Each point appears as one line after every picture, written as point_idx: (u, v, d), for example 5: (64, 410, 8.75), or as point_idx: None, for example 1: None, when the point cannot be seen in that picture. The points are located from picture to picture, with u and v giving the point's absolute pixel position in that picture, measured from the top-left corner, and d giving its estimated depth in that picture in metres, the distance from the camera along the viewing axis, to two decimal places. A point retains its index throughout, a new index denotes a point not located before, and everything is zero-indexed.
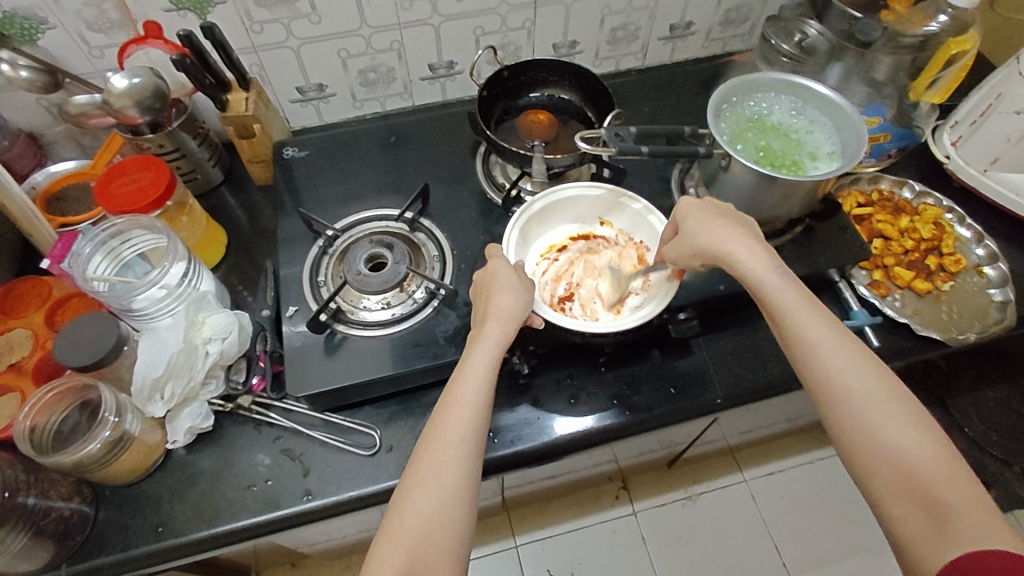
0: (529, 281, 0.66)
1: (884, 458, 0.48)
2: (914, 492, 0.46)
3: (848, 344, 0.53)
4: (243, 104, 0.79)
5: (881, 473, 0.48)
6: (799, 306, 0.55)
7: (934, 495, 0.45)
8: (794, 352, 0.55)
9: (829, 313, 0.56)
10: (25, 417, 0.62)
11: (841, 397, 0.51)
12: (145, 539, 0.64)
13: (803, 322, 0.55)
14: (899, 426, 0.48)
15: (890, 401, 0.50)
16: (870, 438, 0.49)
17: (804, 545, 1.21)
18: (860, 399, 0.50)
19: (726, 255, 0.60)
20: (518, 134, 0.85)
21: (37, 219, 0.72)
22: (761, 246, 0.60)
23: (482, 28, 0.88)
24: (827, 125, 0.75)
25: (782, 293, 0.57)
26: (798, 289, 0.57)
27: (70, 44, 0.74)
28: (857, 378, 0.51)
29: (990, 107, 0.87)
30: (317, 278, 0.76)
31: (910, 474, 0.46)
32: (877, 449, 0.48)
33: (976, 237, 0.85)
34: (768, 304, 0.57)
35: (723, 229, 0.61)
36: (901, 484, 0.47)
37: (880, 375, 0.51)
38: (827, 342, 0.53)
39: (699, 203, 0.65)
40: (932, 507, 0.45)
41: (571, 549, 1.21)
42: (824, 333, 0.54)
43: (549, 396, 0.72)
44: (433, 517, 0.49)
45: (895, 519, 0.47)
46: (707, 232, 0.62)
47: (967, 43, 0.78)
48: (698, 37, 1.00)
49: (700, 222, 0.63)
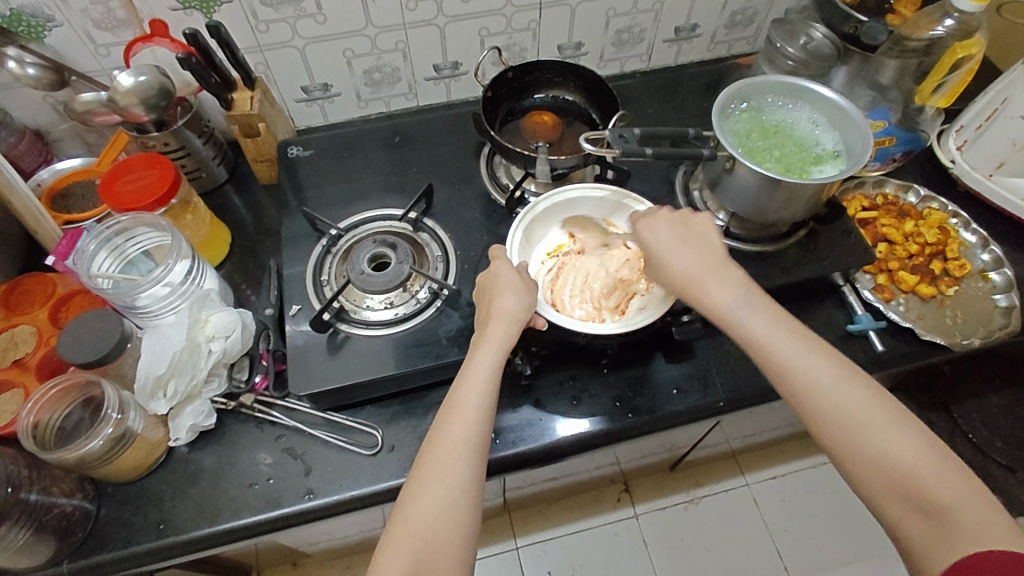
0: (532, 282, 0.65)
1: (877, 469, 0.48)
2: (912, 499, 0.46)
3: (819, 355, 0.53)
4: (249, 103, 0.80)
5: (878, 484, 0.48)
6: (764, 327, 0.55)
7: (931, 499, 0.45)
8: (768, 374, 0.54)
9: (794, 324, 0.56)
10: (28, 414, 0.62)
11: (820, 415, 0.51)
12: (147, 536, 0.64)
13: (772, 343, 0.54)
14: (885, 433, 0.48)
15: (870, 407, 0.50)
16: (860, 452, 0.48)
17: (807, 550, 1.20)
18: (841, 414, 0.50)
19: (689, 280, 0.59)
20: (523, 135, 0.85)
21: (41, 216, 0.72)
22: (721, 267, 0.60)
23: (487, 29, 0.88)
24: (834, 134, 0.75)
25: (745, 317, 0.56)
26: (761, 305, 0.56)
27: (76, 42, 0.74)
28: (835, 392, 0.51)
29: (996, 111, 0.91)
30: (321, 277, 0.76)
31: (904, 481, 0.47)
32: (869, 460, 0.48)
33: (980, 242, 0.85)
34: (733, 330, 0.56)
35: (685, 255, 0.61)
36: (899, 494, 0.47)
37: (856, 381, 0.51)
38: (798, 360, 0.52)
39: (661, 220, 0.65)
40: (932, 512, 0.45)
41: (573, 551, 1.21)
42: (793, 351, 0.53)
43: (551, 397, 0.72)
44: (439, 519, 0.49)
45: (902, 528, 0.47)
46: (669, 259, 0.61)
47: (974, 47, 0.75)
48: (704, 40, 1.00)
49: (662, 247, 0.63)
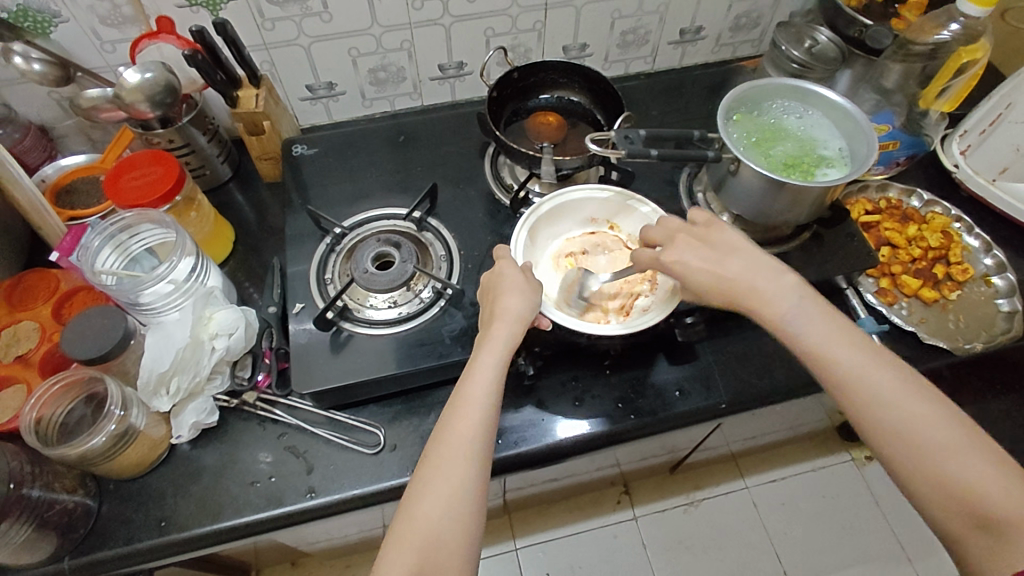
0: (536, 282, 0.66)
1: (938, 482, 0.48)
2: (972, 513, 0.46)
3: (880, 364, 0.53)
4: (253, 101, 0.80)
5: (938, 497, 0.48)
6: (822, 335, 0.54)
7: (993, 514, 0.46)
8: (826, 382, 0.54)
9: (853, 331, 0.55)
10: (31, 409, 0.62)
11: (880, 426, 0.51)
12: (148, 533, 0.64)
13: (831, 352, 0.54)
14: (948, 446, 0.48)
15: (934, 420, 0.50)
16: (921, 465, 0.49)
17: (806, 554, 1.20)
18: (903, 426, 0.50)
19: (738, 289, 0.59)
20: (527, 136, 0.85)
21: (45, 212, 0.72)
22: (771, 273, 0.59)
23: (493, 29, 0.88)
24: (842, 142, 0.75)
25: (801, 324, 0.55)
26: (818, 313, 0.56)
27: (82, 38, 0.74)
28: (896, 403, 0.51)
29: (1000, 116, 0.89)
30: (324, 275, 0.76)
31: (965, 495, 0.47)
32: (930, 473, 0.48)
33: (983, 246, 0.85)
34: (789, 338, 0.56)
35: (722, 266, 0.60)
36: (958, 508, 0.47)
37: (918, 392, 0.51)
38: (858, 370, 0.52)
39: (681, 242, 0.62)
40: (993, 526, 0.45)
41: (572, 552, 1.21)
42: (853, 360, 0.53)
43: (554, 397, 0.72)
44: (443, 518, 0.50)
45: (960, 540, 0.47)
46: (706, 269, 0.60)
47: (978, 51, 0.76)
48: (709, 42, 1.00)
49: (688, 265, 0.61)
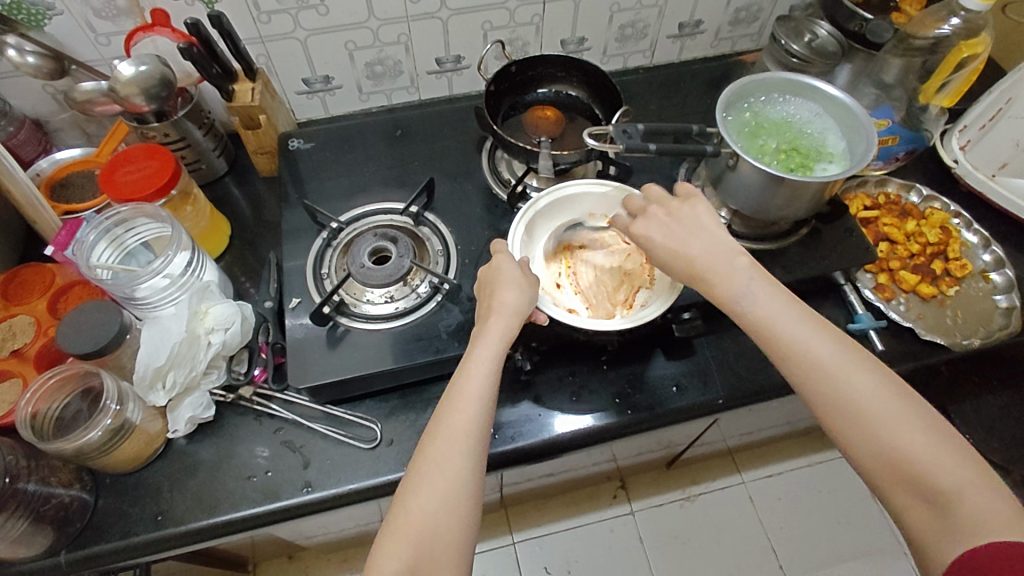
0: (534, 277, 0.65)
1: (880, 454, 0.47)
2: (913, 485, 0.46)
3: (825, 337, 0.52)
4: (249, 95, 0.79)
5: (880, 469, 0.47)
6: (769, 309, 0.54)
7: (934, 485, 0.45)
8: (773, 356, 0.53)
9: (800, 304, 0.54)
10: (26, 404, 0.62)
11: (823, 398, 0.50)
12: (145, 527, 0.64)
13: (777, 325, 0.53)
14: (891, 418, 0.48)
15: (878, 392, 0.49)
16: (863, 437, 0.48)
17: (802, 549, 1.21)
18: (846, 398, 0.49)
19: (692, 264, 0.58)
20: (525, 130, 0.85)
21: (40, 206, 0.71)
22: (723, 250, 0.58)
23: (490, 23, 0.87)
24: (842, 138, 0.74)
25: (750, 298, 0.55)
26: (767, 287, 0.55)
27: (76, 31, 0.74)
28: (840, 375, 0.50)
29: (1000, 111, 0.91)
30: (321, 270, 0.76)
31: (906, 467, 0.46)
32: (873, 445, 0.47)
33: (982, 242, 0.85)
34: (737, 312, 0.55)
35: (682, 243, 0.60)
36: (900, 480, 0.46)
37: (863, 364, 0.50)
38: (804, 343, 0.52)
39: (653, 220, 0.63)
40: (933, 497, 0.45)
41: (568, 546, 1.21)
42: (799, 332, 0.52)
43: (550, 392, 0.72)
44: (439, 512, 0.49)
45: (903, 512, 0.47)
46: (665, 246, 0.60)
47: (978, 46, 0.77)
48: (708, 36, 1.00)
49: (656, 241, 0.61)
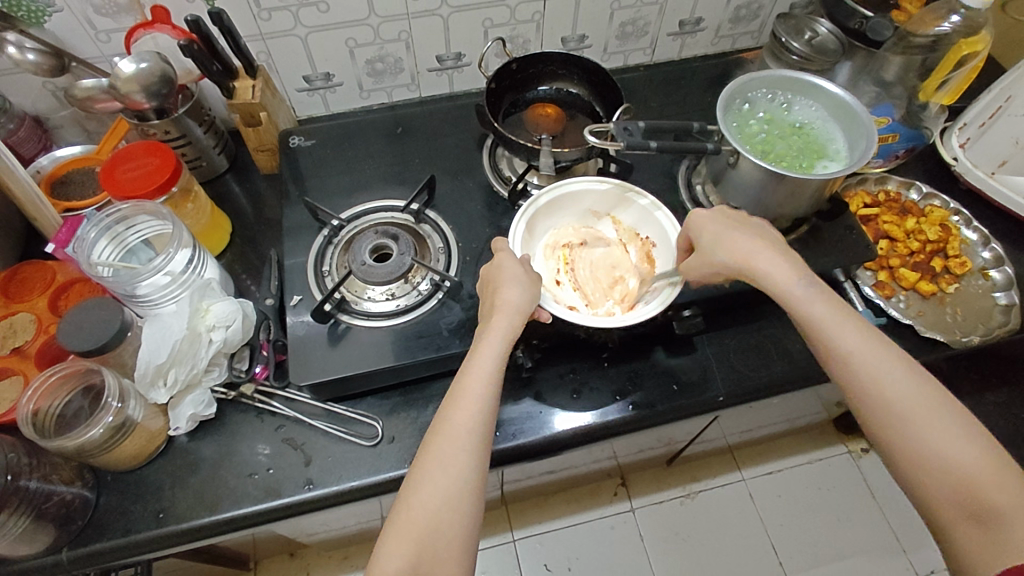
0: (535, 274, 0.65)
1: (930, 467, 0.49)
2: (964, 499, 0.47)
3: (883, 350, 0.54)
4: (249, 92, 0.79)
5: (929, 481, 0.48)
6: (827, 316, 0.56)
7: (984, 501, 0.46)
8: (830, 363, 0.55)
9: (858, 318, 0.57)
10: (28, 401, 0.62)
11: (878, 409, 0.52)
12: (146, 524, 0.64)
13: (835, 332, 0.55)
14: (946, 433, 0.49)
15: (933, 408, 0.50)
16: (914, 447, 0.50)
17: (802, 546, 1.21)
18: (899, 409, 0.51)
19: (750, 268, 0.61)
20: (526, 128, 0.85)
21: (40, 204, 0.71)
22: (780, 256, 0.61)
23: (491, 20, 0.87)
24: (841, 137, 0.74)
25: (808, 302, 0.57)
26: (824, 295, 0.58)
27: (76, 27, 0.74)
28: (896, 387, 0.52)
29: (999, 110, 0.89)
30: (322, 268, 0.76)
31: (956, 481, 0.47)
32: (923, 456, 0.49)
33: (982, 240, 0.85)
34: (796, 316, 0.58)
35: (741, 242, 0.62)
36: (949, 493, 0.47)
37: (919, 380, 0.52)
38: (861, 353, 0.54)
39: (709, 216, 0.66)
40: (982, 513, 0.46)
41: (569, 543, 1.21)
42: (855, 341, 0.54)
43: (551, 390, 0.72)
44: (441, 509, 0.50)
45: (947, 527, 0.48)
46: (728, 246, 0.63)
47: (978, 44, 0.77)
48: (708, 33, 1.00)
49: (717, 237, 0.64)
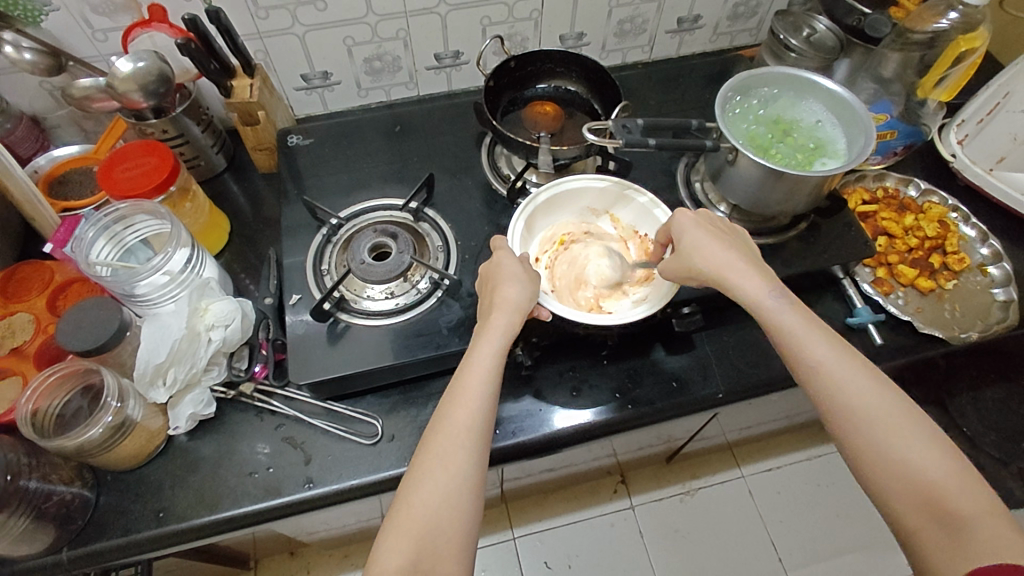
0: (535, 272, 0.65)
1: (898, 476, 0.48)
2: (930, 509, 0.47)
3: (852, 361, 0.54)
4: (247, 91, 0.79)
5: (896, 490, 0.48)
6: (796, 324, 0.56)
7: (951, 510, 0.46)
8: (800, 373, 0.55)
9: (827, 328, 0.57)
10: (27, 401, 0.62)
11: (846, 417, 0.51)
12: (146, 524, 0.64)
13: (805, 342, 0.55)
14: (911, 441, 0.49)
15: (900, 418, 0.50)
16: (882, 456, 0.49)
17: (801, 542, 1.21)
18: (868, 418, 0.51)
19: (722, 276, 0.61)
20: (525, 126, 0.85)
21: (39, 203, 0.71)
22: (753, 266, 0.61)
23: (489, 18, 0.87)
24: (842, 134, 0.74)
25: (780, 312, 0.57)
26: (792, 303, 0.58)
27: (73, 26, 0.73)
28: (865, 397, 0.52)
29: (997, 106, 0.90)
30: (321, 267, 0.76)
31: (924, 490, 0.47)
32: (890, 465, 0.49)
33: (980, 236, 0.85)
34: (766, 325, 0.57)
35: (716, 250, 0.62)
36: (917, 503, 0.47)
37: (887, 390, 0.52)
38: (828, 361, 0.54)
39: (693, 219, 0.65)
40: (949, 523, 0.45)
41: (569, 541, 1.21)
42: (825, 351, 0.54)
43: (550, 387, 0.72)
44: (441, 508, 0.50)
45: (914, 537, 0.47)
46: (703, 253, 0.62)
47: (976, 40, 0.75)
48: (707, 31, 1.00)
49: (693, 243, 0.63)
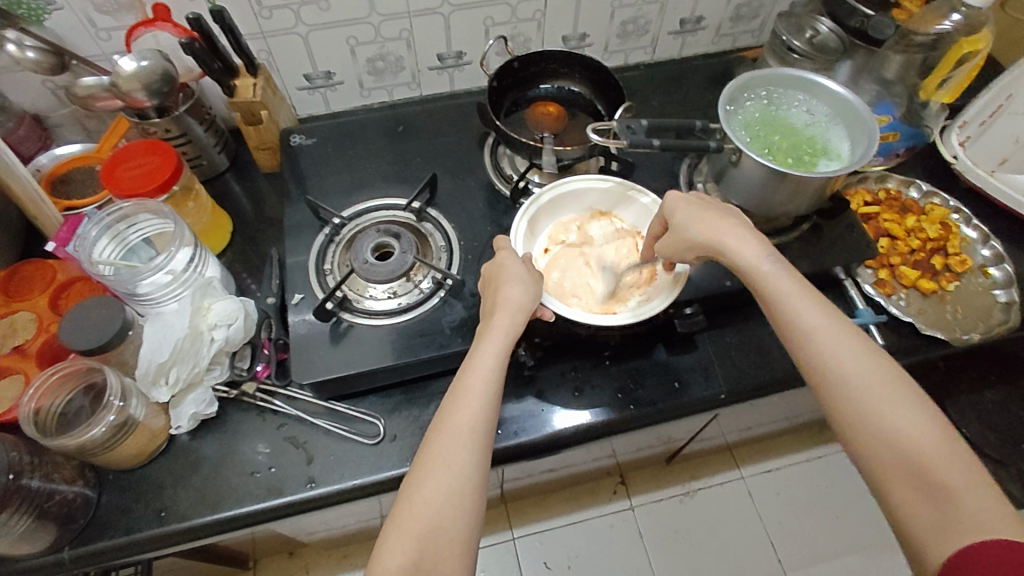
0: (537, 273, 0.66)
1: (885, 444, 0.49)
2: (916, 477, 0.47)
3: (843, 330, 0.54)
4: (251, 90, 0.79)
5: (884, 458, 0.48)
6: (792, 292, 0.56)
7: (939, 481, 0.46)
8: (790, 340, 0.55)
9: (823, 298, 0.57)
10: (29, 400, 0.62)
11: (838, 386, 0.52)
12: (148, 523, 0.64)
13: (799, 310, 0.55)
14: (899, 410, 0.49)
15: (891, 388, 0.50)
16: (871, 425, 0.49)
17: (801, 544, 1.21)
18: (857, 387, 0.51)
19: (720, 244, 0.60)
20: (527, 126, 0.85)
21: (41, 202, 0.71)
22: (750, 235, 0.61)
23: (492, 18, 0.87)
24: (847, 146, 0.73)
25: (777, 279, 0.57)
26: (788, 273, 0.58)
27: (77, 25, 0.73)
28: (857, 364, 0.52)
29: (1000, 107, 0.91)
30: (323, 266, 0.76)
31: (912, 459, 0.47)
32: (876, 434, 0.49)
33: (982, 238, 0.85)
34: (761, 293, 0.58)
35: (714, 220, 0.62)
36: (905, 474, 0.47)
37: (877, 359, 0.52)
38: (820, 328, 0.54)
39: (687, 196, 0.65)
40: (937, 492, 0.46)
41: (568, 542, 1.21)
42: (819, 320, 0.54)
43: (553, 388, 0.72)
44: (444, 506, 0.50)
45: (900, 507, 0.47)
46: (699, 223, 0.62)
47: (979, 43, 0.76)
48: (709, 32, 1.00)
49: (690, 215, 0.63)
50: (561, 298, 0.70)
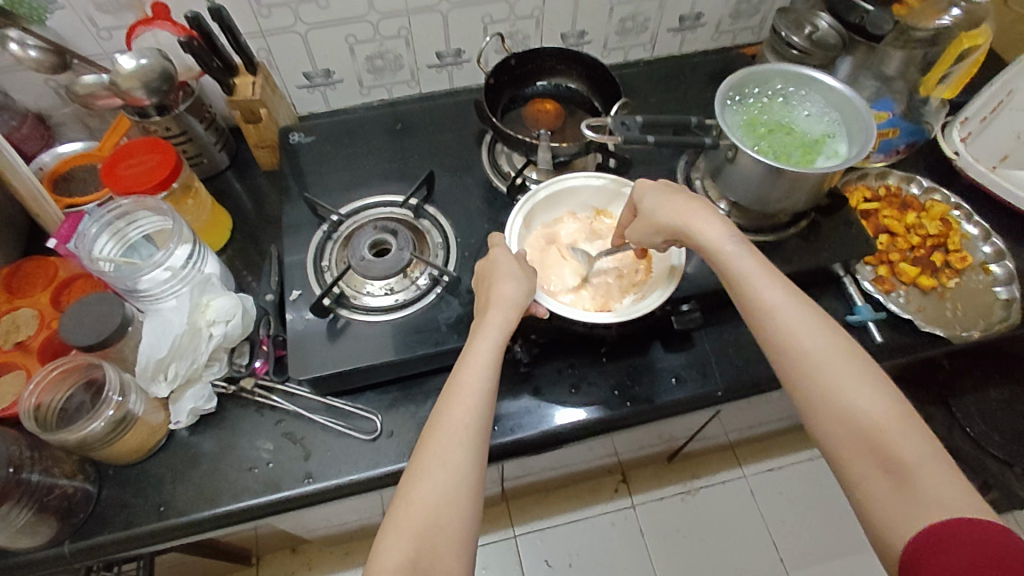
0: (531, 270, 0.66)
1: (846, 422, 0.48)
2: (873, 454, 0.47)
3: (804, 309, 0.54)
4: (250, 88, 0.80)
5: (841, 435, 0.48)
6: (755, 271, 0.57)
7: (896, 457, 0.46)
8: (754, 320, 0.56)
9: (785, 278, 0.57)
10: (30, 395, 0.62)
11: (800, 364, 0.52)
12: (147, 518, 0.65)
13: (760, 289, 0.55)
14: (857, 386, 0.49)
15: (849, 364, 0.51)
16: (831, 402, 0.49)
17: (803, 543, 1.21)
18: (816, 364, 0.51)
19: (687, 225, 0.61)
20: (525, 123, 0.85)
21: (43, 199, 0.72)
22: (718, 215, 0.61)
23: (490, 16, 0.87)
24: (845, 145, 0.73)
25: (739, 259, 0.58)
26: (751, 254, 0.58)
27: (78, 25, 0.74)
28: (814, 341, 0.52)
29: (1001, 103, 0.91)
30: (321, 263, 0.76)
31: (868, 436, 0.47)
32: (836, 411, 0.49)
33: (983, 234, 0.85)
34: (724, 271, 0.58)
35: (682, 201, 0.62)
36: (865, 451, 0.47)
37: (837, 338, 0.52)
38: (782, 305, 0.54)
39: (661, 177, 0.65)
40: (892, 467, 0.46)
41: (569, 540, 1.21)
42: (779, 298, 0.55)
43: (550, 384, 0.72)
44: (440, 504, 0.50)
45: (861, 485, 0.47)
46: (669, 205, 0.63)
47: (979, 37, 0.75)
48: (709, 29, 0.99)
49: (659, 198, 0.64)
50: (554, 297, 0.70)
